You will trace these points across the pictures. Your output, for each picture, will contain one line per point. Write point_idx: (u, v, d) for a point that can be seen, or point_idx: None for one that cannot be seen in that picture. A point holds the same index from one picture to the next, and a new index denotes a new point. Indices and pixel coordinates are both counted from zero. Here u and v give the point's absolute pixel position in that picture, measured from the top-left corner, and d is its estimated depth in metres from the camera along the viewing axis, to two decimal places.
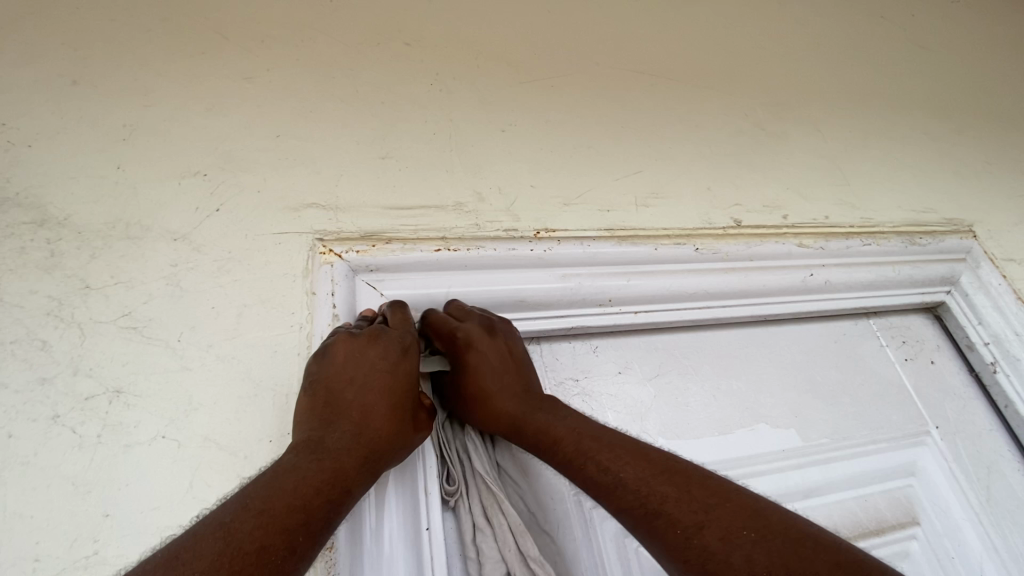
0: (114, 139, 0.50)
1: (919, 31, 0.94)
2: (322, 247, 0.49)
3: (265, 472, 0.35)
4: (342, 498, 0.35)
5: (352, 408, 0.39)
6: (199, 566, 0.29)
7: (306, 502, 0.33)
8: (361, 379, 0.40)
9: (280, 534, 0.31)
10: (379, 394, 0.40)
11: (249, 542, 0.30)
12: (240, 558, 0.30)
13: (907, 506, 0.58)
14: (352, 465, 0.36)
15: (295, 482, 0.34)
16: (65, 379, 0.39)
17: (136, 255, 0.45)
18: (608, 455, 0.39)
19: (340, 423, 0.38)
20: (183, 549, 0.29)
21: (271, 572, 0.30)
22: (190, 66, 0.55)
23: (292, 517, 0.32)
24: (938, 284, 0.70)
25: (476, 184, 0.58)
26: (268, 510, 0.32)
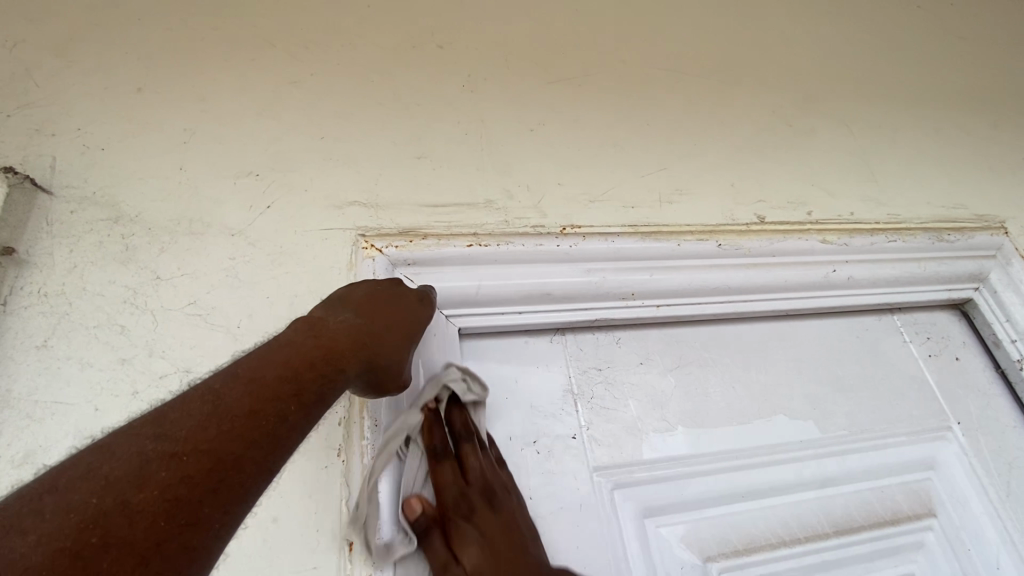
0: (177, 143, 0.54)
1: (954, 24, 0.93)
2: (364, 243, 0.53)
3: (261, 347, 0.36)
4: (334, 379, 0.36)
5: (357, 305, 0.40)
6: (186, 424, 0.30)
7: (297, 374, 0.35)
8: (375, 290, 0.42)
9: (269, 402, 0.33)
10: (387, 304, 0.41)
11: (238, 406, 0.32)
12: (230, 418, 0.31)
13: (924, 498, 0.60)
14: (347, 350, 0.37)
15: (288, 356, 0.35)
16: (142, 359, 0.44)
17: (199, 248, 0.50)
18: None
19: (348, 316, 0.39)
20: (171, 408, 0.31)
21: (261, 434, 0.32)
22: (241, 73, 0.60)
23: (283, 386, 0.34)
24: (966, 281, 0.70)
25: (506, 182, 0.61)
26: (258, 380, 0.33)
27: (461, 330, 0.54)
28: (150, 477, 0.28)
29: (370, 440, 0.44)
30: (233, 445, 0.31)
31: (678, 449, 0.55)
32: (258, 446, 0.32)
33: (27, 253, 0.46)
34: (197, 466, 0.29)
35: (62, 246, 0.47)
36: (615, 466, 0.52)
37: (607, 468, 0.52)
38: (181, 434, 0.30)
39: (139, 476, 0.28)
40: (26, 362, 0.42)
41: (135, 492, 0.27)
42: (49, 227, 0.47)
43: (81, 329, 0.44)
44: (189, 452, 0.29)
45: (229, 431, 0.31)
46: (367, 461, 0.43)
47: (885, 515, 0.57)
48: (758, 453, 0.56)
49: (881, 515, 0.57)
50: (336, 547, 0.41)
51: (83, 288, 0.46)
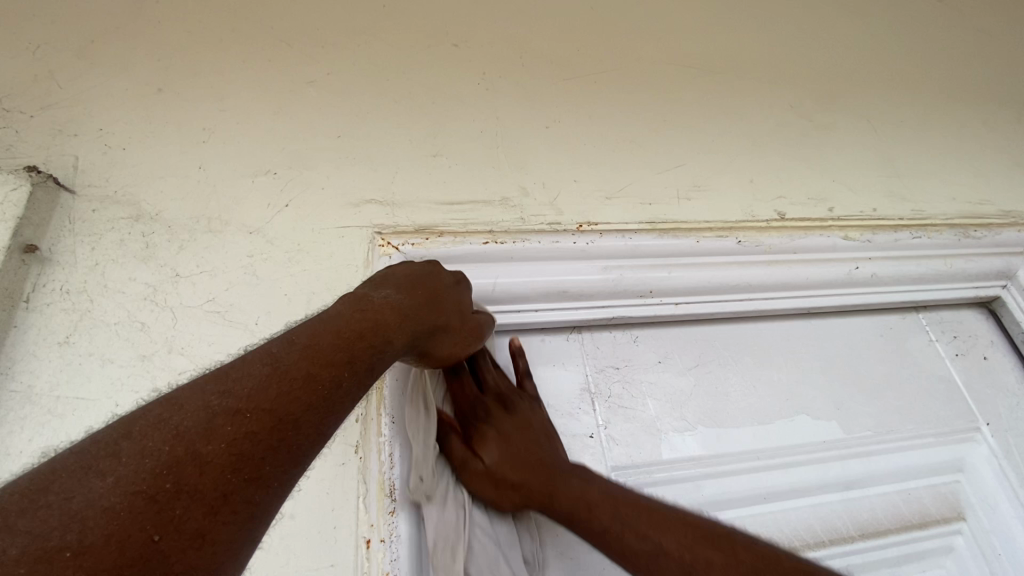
0: (196, 142, 0.55)
1: (976, 17, 0.91)
2: (381, 240, 0.53)
3: (316, 319, 0.35)
4: (383, 349, 0.36)
5: (399, 284, 0.40)
6: (249, 382, 0.30)
7: (350, 345, 0.34)
8: (415, 269, 0.42)
9: (326, 366, 0.32)
10: (426, 283, 0.41)
11: (295, 368, 0.31)
12: (290, 381, 0.31)
13: (953, 501, 0.58)
14: (393, 325, 0.37)
15: (338, 326, 0.35)
16: (161, 357, 0.44)
17: (217, 246, 0.50)
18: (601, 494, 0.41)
19: (388, 291, 0.39)
20: (234, 366, 0.30)
21: (318, 397, 0.31)
22: (258, 73, 0.60)
23: (336, 355, 0.33)
24: (993, 279, 0.68)
25: (522, 179, 0.60)
26: (314, 345, 0.33)
27: None
28: (216, 431, 0.28)
29: (387, 437, 0.44)
30: (294, 407, 0.30)
31: (698, 448, 0.54)
32: (315, 409, 0.31)
33: (50, 251, 0.46)
34: (260, 424, 0.29)
35: (84, 244, 0.47)
36: (635, 466, 0.52)
37: (625, 468, 0.51)
38: (244, 392, 0.29)
39: (207, 430, 0.28)
40: (48, 358, 0.43)
41: (203, 443, 0.27)
42: (72, 226, 0.48)
43: (102, 326, 0.45)
44: (252, 410, 0.29)
45: (289, 392, 0.30)
46: (384, 458, 0.43)
47: (912, 517, 0.56)
48: (780, 453, 0.55)
49: (908, 518, 0.56)
50: (353, 545, 0.40)
51: (105, 285, 0.46)
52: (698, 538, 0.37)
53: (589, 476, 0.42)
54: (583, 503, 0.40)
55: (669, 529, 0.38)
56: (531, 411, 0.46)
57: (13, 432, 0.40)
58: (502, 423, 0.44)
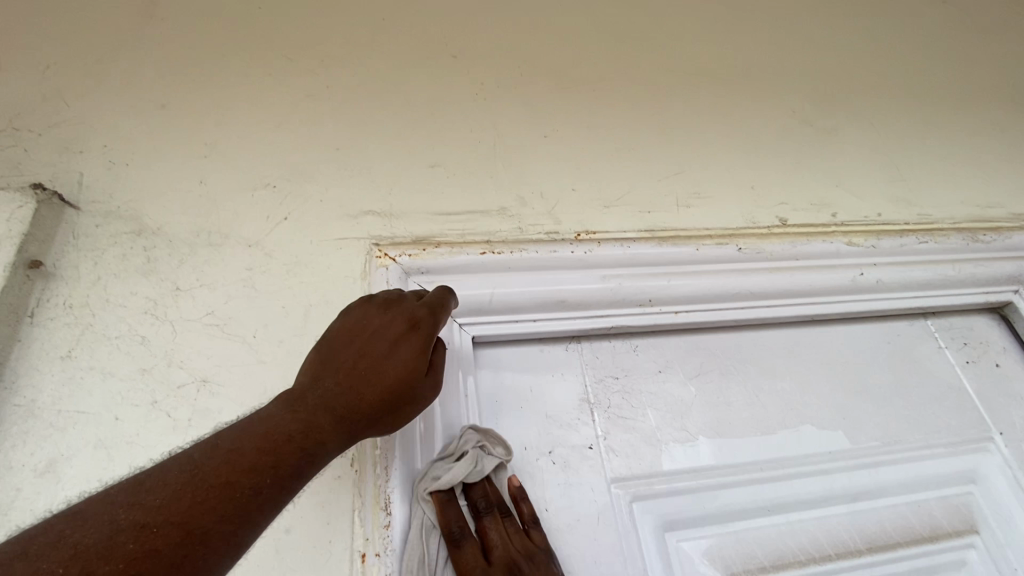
0: (198, 157, 0.56)
1: (983, 17, 0.90)
2: (378, 251, 0.53)
3: (247, 421, 0.34)
4: (315, 450, 0.34)
5: (341, 369, 0.38)
6: (161, 493, 0.29)
7: (276, 447, 0.33)
8: (361, 343, 0.40)
9: (247, 473, 0.31)
10: (371, 360, 0.39)
11: (214, 475, 0.31)
12: (204, 489, 0.30)
13: (965, 514, 0.56)
14: (327, 422, 0.36)
15: (267, 428, 0.34)
16: (160, 370, 0.45)
17: (217, 260, 0.50)
18: None
19: (328, 384, 0.37)
20: (150, 475, 0.30)
21: (234, 508, 0.30)
22: (260, 88, 0.61)
23: (261, 459, 0.32)
24: (1004, 283, 0.67)
25: (519, 189, 0.60)
26: (238, 449, 0.32)
27: (476, 340, 0.54)
28: (117, 548, 0.27)
29: (382, 449, 0.43)
30: (206, 518, 0.29)
31: (701, 459, 0.53)
32: (231, 520, 0.30)
33: (55, 266, 0.47)
34: (166, 540, 0.28)
35: (87, 259, 0.48)
36: (634, 478, 0.51)
37: (625, 479, 0.51)
38: (155, 504, 0.29)
39: (106, 547, 0.27)
40: (50, 373, 0.43)
41: (99, 563, 0.26)
42: (76, 242, 0.49)
43: (104, 340, 0.45)
44: (161, 524, 0.28)
45: (203, 502, 0.29)
46: (378, 471, 0.43)
47: (922, 530, 0.55)
48: (784, 464, 0.54)
49: (918, 531, 0.54)
50: (347, 559, 0.40)
51: (107, 300, 0.47)
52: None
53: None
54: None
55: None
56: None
57: (16, 446, 0.40)
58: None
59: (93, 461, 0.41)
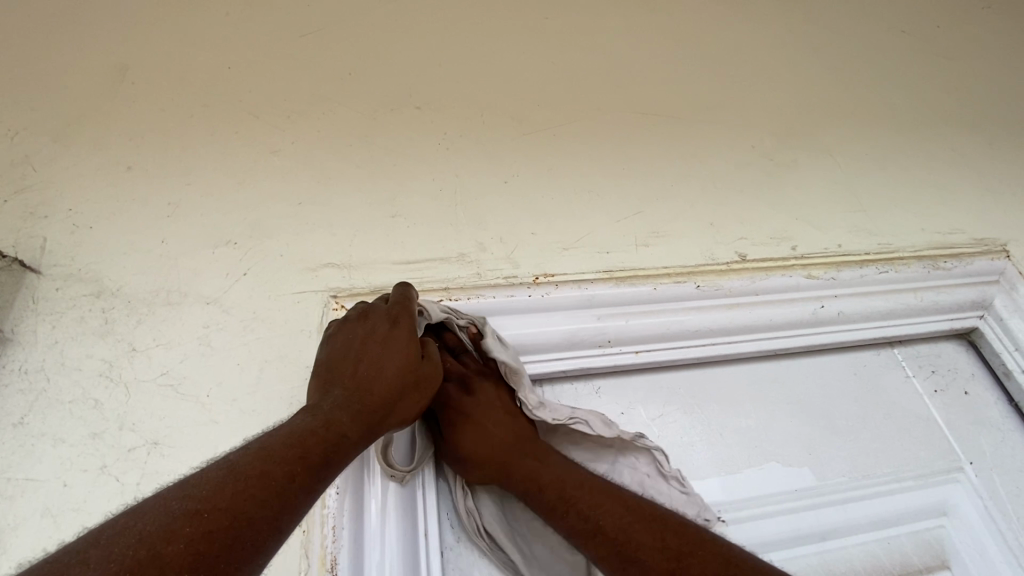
0: (160, 216, 0.57)
1: (940, 46, 0.92)
2: (335, 303, 0.54)
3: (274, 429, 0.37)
4: (339, 440, 0.38)
5: (347, 375, 0.42)
6: (206, 484, 0.31)
7: (303, 441, 0.36)
8: (355, 352, 0.44)
9: (281, 462, 0.34)
10: (370, 362, 0.43)
11: (249, 466, 0.33)
12: (244, 479, 0.32)
13: (937, 549, 0.56)
14: (343, 416, 0.39)
15: (291, 429, 0.37)
16: (112, 433, 0.46)
17: (174, 319, 0.51)
18: (589, 501, 0.44)
19: (338, 390, 0.41)
20: (193, 475, 0.32)
21: (273, 493, 0.32)
22: (223, 145, 0.62)
23: (291, 449, 0.35)
24: (969, 310, 0.67)
25: (479, 235, 0.61)
26: (268, 445, 0.35)
27: None
28: (174, 533, 0.28)
29: (331, 509, 0.45)
30: (250, 503, 0.31)
31: None
32: (274, 504, 0.32)
33: (12, 332, 0.48)
34: (218, 523, 0.30)
35: (45, 323, 0.49)
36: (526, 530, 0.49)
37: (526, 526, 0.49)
38: (203, 493, 0.31)
39: (165, 533, 0.28)
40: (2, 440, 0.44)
41: (162, 549, 0.28)
42: (35, 305, 0.50)
43: (57, 406, 0.46)
44: (211, 510, 0.30)
45: (244, 490, 0.32)
46: (328, 531, 0.44)
47: (892, 568, 0.54)
48: (748, 505, 0.54)
49: (888, 570, 0.54)
50: None
51: (62, 363, 0.48)
52: (631, 522, 0.43)
53: (545, 459, 0.47)
54: (535, 484, 0.46)
55: (606, 513, 0.44)
56: (489, 393, 0.50)
57: None
58: (480, 400, 0.49)
59: (39, 529, 0.42)
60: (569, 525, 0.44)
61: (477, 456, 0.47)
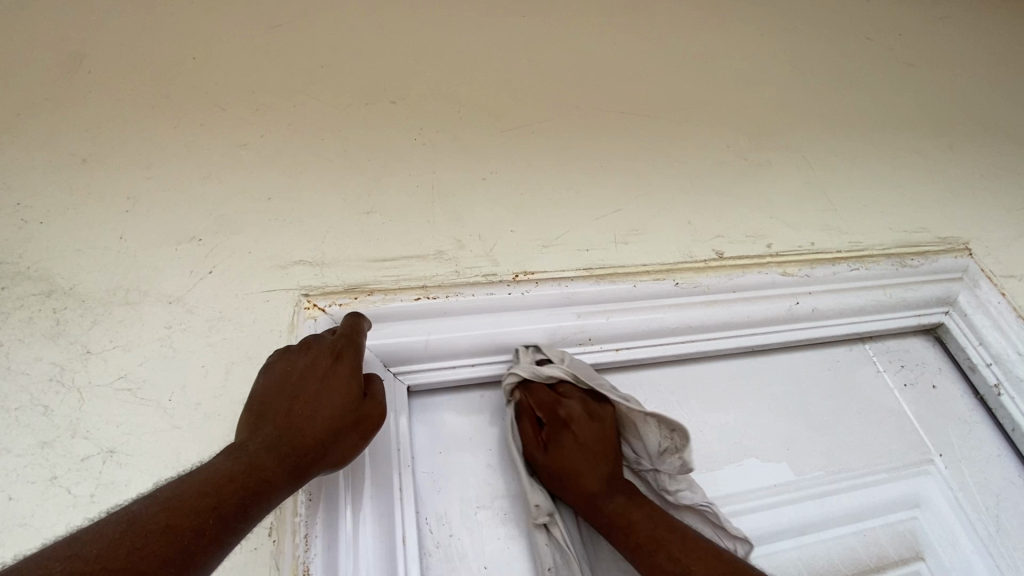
0: (118, 211, 0.54)
1: (904, 53, 0.95)
2: (307, 302, 0.52)
3: (191, 472, 0.36)
4: (261, 489, 0.36)
5: (278, 414, 0.40)
6: (98, 543, 0.30)
7: (219, 489, 0.35)
8: (290, 389, 0.42)
9: (189, 516, 0.33)
10: (306, 401, 0.41)
11: (152, 521, 0.32)
12: (145, 536, 0.31)
13: (910, 540, 0.57)
14: (269, 460, 0.38)
15: (208, 475, 0.35)
16: (63, 441, 0.43)
17: (132, 320, 0.48)
18: (680, 547, 0.44)
19: (267, 430, 0.40)
20: (87, 530, 0.31)
21: (178, 551, 0.31)
22: (188, 138, 0.60)
23: (203, 501, 0.34)
24: (935, 306, 0.69)
25: (457, 231, 0.60)
26: (178, 496, 0.33)
27: (410, 387, 0.54)
28: None
29: (303, 516, 0.43)
30: (145, 562, 0.30)
31: None
32: (172, 564, 0.31)
33: None
34: None
35: None
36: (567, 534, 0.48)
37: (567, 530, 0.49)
38: (93, 554, 0.29)
39: None
40: None
41: None
42: None
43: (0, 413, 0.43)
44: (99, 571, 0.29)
45: (143, 548, 0.30)
46: (298, 541, 0.42)
47: (867, 560, 0.55)
48: (729, 501, 0.54)
49: (866, 562, 0.55)
50: None
51: (7, 367, 0.44)
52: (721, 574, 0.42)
53: (636, 497, 0.47)
54: (623, 519, 0.46)
55: (694, 560, 0.43)
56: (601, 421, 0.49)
57: None
58: (580, 429, 0.48)
59: None
60: (651, 563, 0.44)
61: (570, 484, 0.47)
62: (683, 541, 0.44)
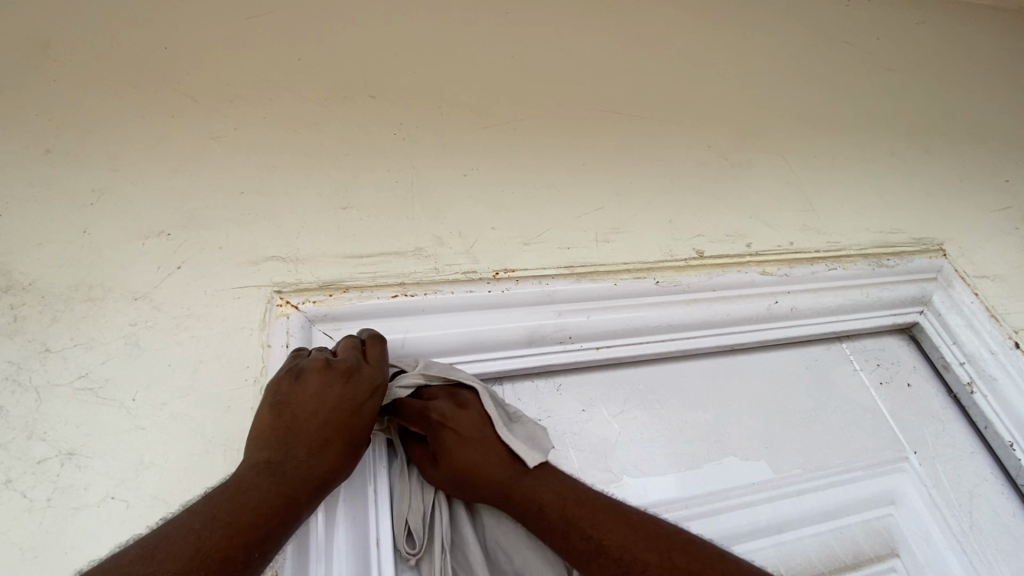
0: (82, 204, 0.52)
1: (881, 57, 0.96)
2: (280, 299, 0.51)
3: (236, 490, 0.37)
4: (296, 518, 0.39)
5: (312, 439, 0.41)
6: (170, 568, 0.33)
7: (265, 520, 0.37)
8: (324, 414, 0.42)
9: (242, 546, 0.35)
10: (338, 431, 0.42)
11: (215, 551, 0.34)
12: (208, 565, 0.34)
13: (885, 537, 0.58)
14: (306, 489, 0.40)
15: (254, 501, 0.37)
16: (19, 443, 0.41)
17: (95, 317, 0.47)
18: (591, 523, 0.42)
19: (302, 453, 0.40)
20: (158, 551, 0.33)
21: None
22: (157, 129, 0.58)
23: (254, 531, 0.36)
24: (910, 305, 0.70)
25: (436, 228, 0.59)
26: (232, 524, 0.36)
27: None
28: None
29: None
30: None
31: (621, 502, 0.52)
32: None
33: None
34: None
35: None
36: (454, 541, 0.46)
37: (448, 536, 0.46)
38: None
39: None
40: None
41: None
42: None
43: None
44: None
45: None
46: None
47: (843, 557, 0.55)
48: (708, 499, 0.54)
49: (841, 559, 0.55)
50: None
51: None
52: (635, 542, 0.41)
53: (543, 476, 0.44)
54: (532, 504, 0.43)
55: (610, 530, 0.42)
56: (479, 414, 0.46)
57: None
58: (460, 421, 0.45)
59: None
60: (576, 551, 0.42)
61: (476, 481, 0.44)
62: (599, 514, 0.43)
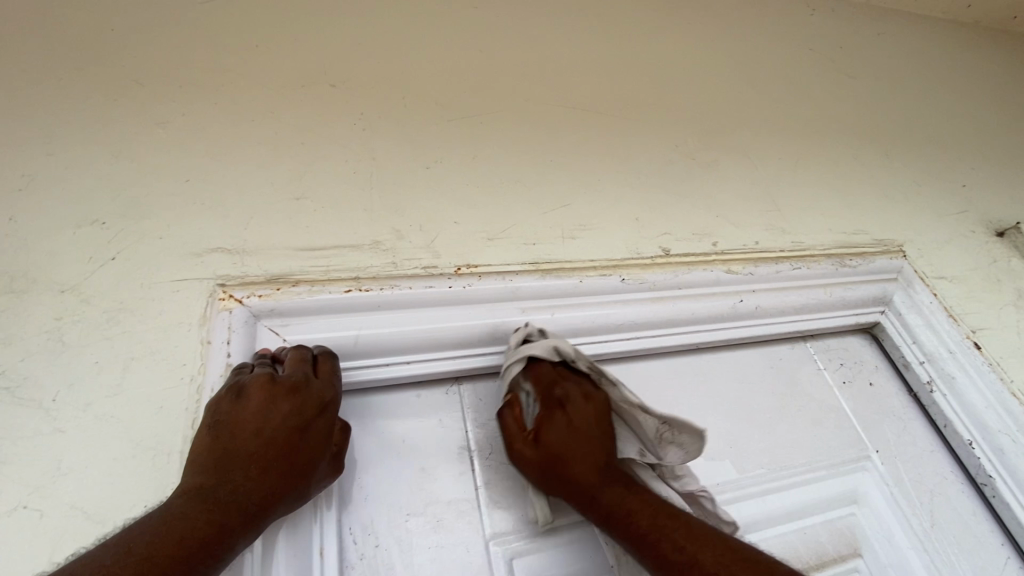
0: (7, 190, 0.48)
1: (844, 63, 0.98)
2: (222, 293, 0.48)
3: (159, 520, 0.34)
4: (227, 551, 0.35)
5: (251, 462, 0.38)
6: None
7: (188, 555, 0.33)
8: (268, 434, 0.39)
9: None
10: (282, 452, 0.39)
11: None
12: None
13: (849, 537, 0.57)
14: (241, 518, 0.36)
15: (179, 532, 0.34)
16: None
17: (16, 310, 0.43)
18: (684, 533, 0.41)
19: (239, 478, 0.37)
20: None
21: None
22: (96, 112, 0.54)
23: (173, 567, 0.32)
24: (872, 305, 0.71)
25: (396, 222, 0.57)
26: (150, 559, 0.32)
27: None
28: None
29: None
30: None
31: None
32: None
33: None
34: None
35: None
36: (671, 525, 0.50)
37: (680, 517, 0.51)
38: None
39: None
40: None
41: None
42: None
43: None
44: None
45: None
46: None
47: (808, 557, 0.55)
48: None
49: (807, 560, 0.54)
50: None
51: None
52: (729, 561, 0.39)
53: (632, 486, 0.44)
54: (620, 508, 0.43)
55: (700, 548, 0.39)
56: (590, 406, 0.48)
57: None
58: (577, 410, 0.47)
59: None
60: (657, 551, 0.40)
61: (569, 473, 0.45)
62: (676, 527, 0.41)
